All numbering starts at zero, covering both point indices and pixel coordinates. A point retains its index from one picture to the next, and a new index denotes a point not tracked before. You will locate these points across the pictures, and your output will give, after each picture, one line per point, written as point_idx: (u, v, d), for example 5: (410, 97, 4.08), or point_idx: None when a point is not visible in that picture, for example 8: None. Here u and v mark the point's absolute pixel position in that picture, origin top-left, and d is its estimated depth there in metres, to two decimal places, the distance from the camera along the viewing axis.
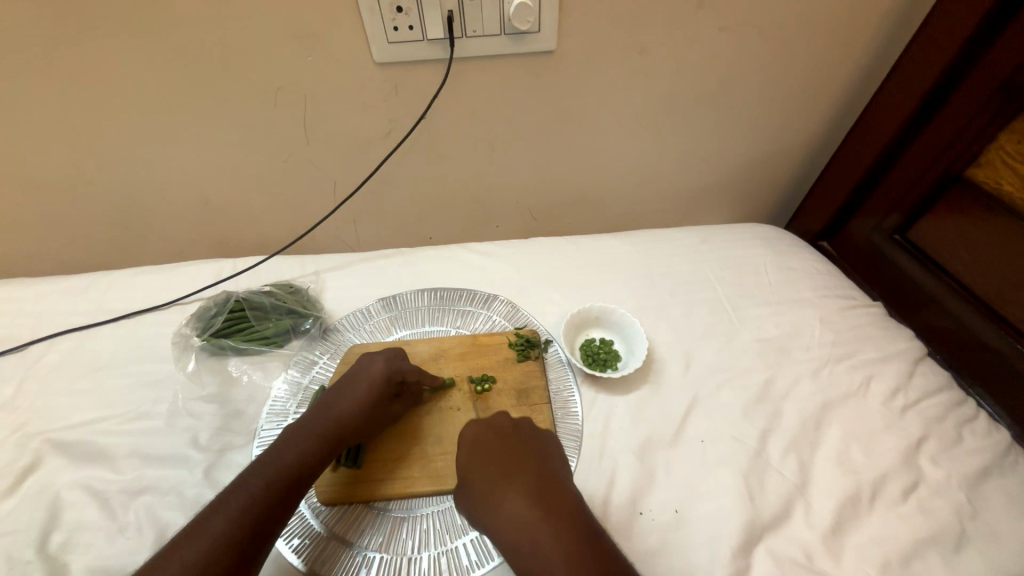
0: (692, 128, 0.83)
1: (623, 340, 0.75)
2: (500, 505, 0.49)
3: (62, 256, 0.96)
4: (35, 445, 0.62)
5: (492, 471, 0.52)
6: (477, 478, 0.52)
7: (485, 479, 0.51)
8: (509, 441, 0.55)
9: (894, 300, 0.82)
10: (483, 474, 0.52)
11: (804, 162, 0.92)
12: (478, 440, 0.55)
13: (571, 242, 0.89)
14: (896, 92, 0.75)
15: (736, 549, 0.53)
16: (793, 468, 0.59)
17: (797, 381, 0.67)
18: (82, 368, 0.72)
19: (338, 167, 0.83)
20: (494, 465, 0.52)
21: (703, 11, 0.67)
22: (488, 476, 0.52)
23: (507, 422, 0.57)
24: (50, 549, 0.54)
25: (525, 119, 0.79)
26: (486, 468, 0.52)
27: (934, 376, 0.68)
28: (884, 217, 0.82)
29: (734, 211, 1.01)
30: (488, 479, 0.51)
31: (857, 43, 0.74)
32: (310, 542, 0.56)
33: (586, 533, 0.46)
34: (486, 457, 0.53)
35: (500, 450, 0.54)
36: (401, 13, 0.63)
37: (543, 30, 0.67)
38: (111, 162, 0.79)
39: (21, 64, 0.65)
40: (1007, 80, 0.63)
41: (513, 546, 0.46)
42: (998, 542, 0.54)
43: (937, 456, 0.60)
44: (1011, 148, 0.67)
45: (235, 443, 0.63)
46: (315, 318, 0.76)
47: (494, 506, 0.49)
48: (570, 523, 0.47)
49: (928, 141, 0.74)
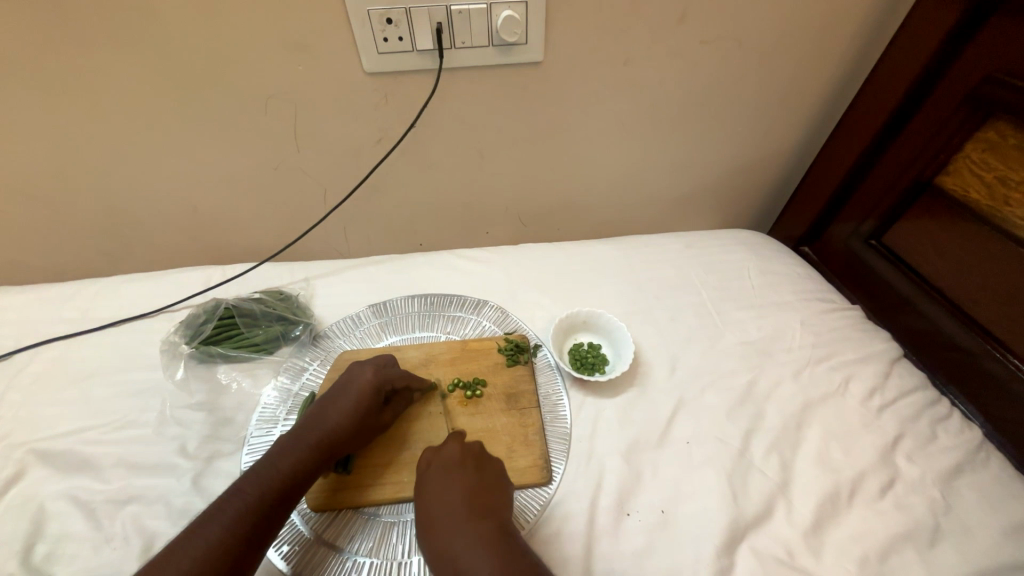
0: (677, 135, 0.86)
1: (611, 344, 0.77)
2: (443, 538, 0.49)
3: (47, 264, 0.95)
4: (19, 456, 0.61)
5: (437, 501, 0.52)
6: (426, 516, 0.52)
7: (430, 510, 0.52)
8: (455, 475, 0.54)
9: (872, 303, 0.85)
10: (429, 508, 0.52)
11: (785, 168, 0.95)
12: (429, 469, 0.56)
13: (560, 249, 0.90)
14: (871, 99, 0.78)
15: (722, 548, 0.54)
16: (775, 467, 0.61)
17: (780, 383, 0.69)
18: (68, 377, 0.71)
19: (329, 174, 0.83)
20: (441, 497, 0.52)
21: (685, 24, 0.70)
22: (435, 510, 0.52)
23: (456, 453, 0.57)
24: (35, 560, 0.53)
25: (513, 127, 0.80)
26: (435, 501, 0.52)
27: (909, 377, 0.71)
28: (860, 222, 0.85)
29: (718, 217, 1.04)
30: (435, 513, 0.51)
31: (833, 55, 0.77)
32: (299, 548, 0.56)
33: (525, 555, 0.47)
34: (433, 490, 0.53)
35: (447, 481, 0.54)
36: (391, 24, 0.64)
37: (530, 42, 0.68)
38: (99, 169, 0.79)
39: (8, 70, 0.65)
40: (972, 90, 0.66)
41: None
42: (971, 535, 0.56)
43: (912, 454, 0.62)
44: (978, 157, 0.69)
45: (224, 451, 0.63)
46: (306, 324, 0.76)
47: (434, 534, 0.50)
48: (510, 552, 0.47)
49: (902, 149, 0.77)
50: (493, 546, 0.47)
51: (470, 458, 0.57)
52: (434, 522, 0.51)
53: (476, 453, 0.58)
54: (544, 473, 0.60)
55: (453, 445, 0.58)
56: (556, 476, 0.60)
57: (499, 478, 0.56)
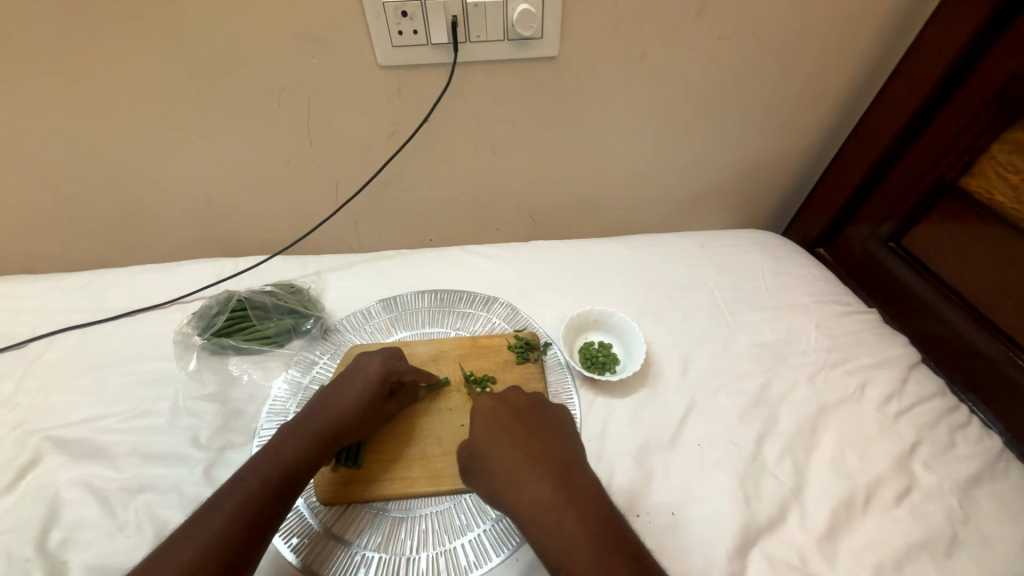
0: (692, 132, 0.84)
1: (622, 343, 0.76)
2: (530, 481, 0.49)
3: (62, 254, 0.96)
4: (35, 443, 0.62)
5: (519, 448, 0.52)
6: (504, 460, 0.51)
7: (512, 453, 0.51)
8: (531, 420, 0.55)
9: (889, 306, 0.83)
10: (509, 453, 0.51)
11: (802, 168, 0.93)
12: (500, 415, 0.55)
13: (572, 246, 0.90)
14: (894, 98, 0.76)
15: (732, 552, 0.54)
16: (788, 472, 0.60)
17: (793, 386, 0.68)
18: (82, 366, 0.72)
19: (341, 168, 0.83)
20: (525, 442, 0.52)
21: (704, 19, 0.68)
22: (516, 453, 0.51)
23: (524, 400, 0.58)
24: (50, 546, 0.54)
25: (526, 123, 0.80)
26: (517, 446, 0.52)
27: (927, 383, 0.69)
28: (879, 225, 0.84)
29: (732, 216, 1.02)
30: (518, 456, 0.51)
31: (856, 51, 0.75)
32: (308, 540, 0.56)
33: (602, 503, 0.48)
34: (510, 435, 0.53)
35: (523, 427, 0.54)
36: (406, 17, 0.63)
37: (546, 36, 0.67)
38: (113, 160, 0.79)
39: (25, 60, 0.65)
40: (1000, 90, 0.65)
41: (536, 528, 0.46)
42: (989, 546, 0.55)
43: (929, 461, 0.61)
44: (1004, 159, 0.67)
45: (235, 442, 0.64)
46: (316, 318, 0.77)
47: (519, 478, 0.49)
48: (599, 506, 0.48)
49: (923, 150, 0.75)
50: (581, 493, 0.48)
51: (538, 406, 0.58)
52: (517, 464, 0.50)
53: (543, 405, 0.58)
54: None
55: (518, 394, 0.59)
56: None
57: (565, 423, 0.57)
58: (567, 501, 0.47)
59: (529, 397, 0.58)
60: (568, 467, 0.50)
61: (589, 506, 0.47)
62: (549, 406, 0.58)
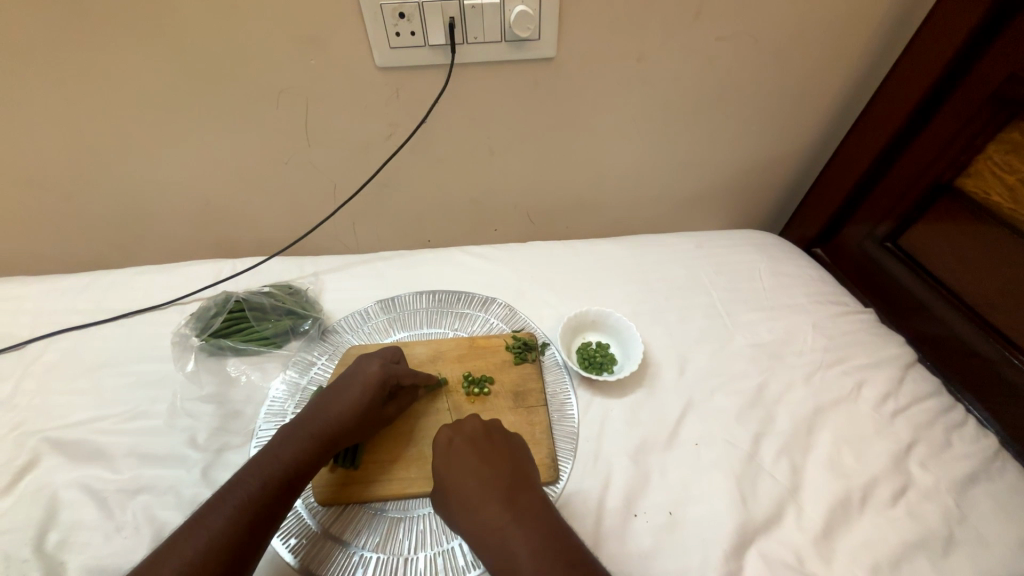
0: (689, 133, 0.84)
1: (619, 344, 0.76)
2: (484, 512, 0.50)
3: (61, 255, 0.96)
4: (32, 444, 0.62)
5: (471, 480, 0.52)
6: (458, 494, 0.52)
7: (463, 486, 0.52)
8: (484, 448, 0.55)
9: (886, 306, 0.83)
10: (461, 486, 0.52)
11: (799, 168, 0.93)
12: (452, 445, 0.55)
13: (570, 247, 0.90)
14: (890, 99, 0.76)
15: (729, 551, 0.54)
16: (785, 472, 0.60)
17: (790, 386, 0.68)
18: (80, 367, 0.72)
19: (339, 169, 0.83)
20: (478, 473, 0.52)
21: (701, 20, 0.69)
22: (468, 485, 0.52)
23: (479, 427, 0.57)
24: (47, 547, 0.54)
25: (524, 124, 0.80)
26: (469, 477, 0.52)
27: (924, 382, 0.70)
28: (876, 225, 0.84)
29: (729, 217, 1.03)
30: (469, 489, 0.52)
31: (852, 52, 0.75)
32: (306, 541, 0.56)
33: (556, 528, 0.49)
34: (462, 466, 0.53)
35: (477, 455, 0.54)
36: (403, 18, 0.64)
37: (543, 38, 0.68)
38: (111, 161, 0.79)
39: (23, 61, 0.65)
40: (997, 90, 0.65)
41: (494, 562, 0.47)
42: (985, 545, 0.55)
43: (926, 460, 0.61)
44: (1001, 158, 0.67)
45: (233, 443, 0.64)
46: (314, 318, 0.77)
47: (473, 511, 0.50)
48: (555, 531, 0.48)
49: (920, 150, 0.75)
50: (534, 520, 0.49)
51: (493, 433, 0.57)
52: (470, 497, 0.51)
53: (498, 431, 0.58)
54: (550, 472, 0.59)
55: (473, 422, 0.58)
56: (563, 475, 0.60)
57: (520, 451, 0.57)
58: (517, 529, 0.48)
59: (489, 424, 0.58)
60: (521, 495, 0.51)
61: (544, 532, 0.48)
62: (503, 434, 0.57)
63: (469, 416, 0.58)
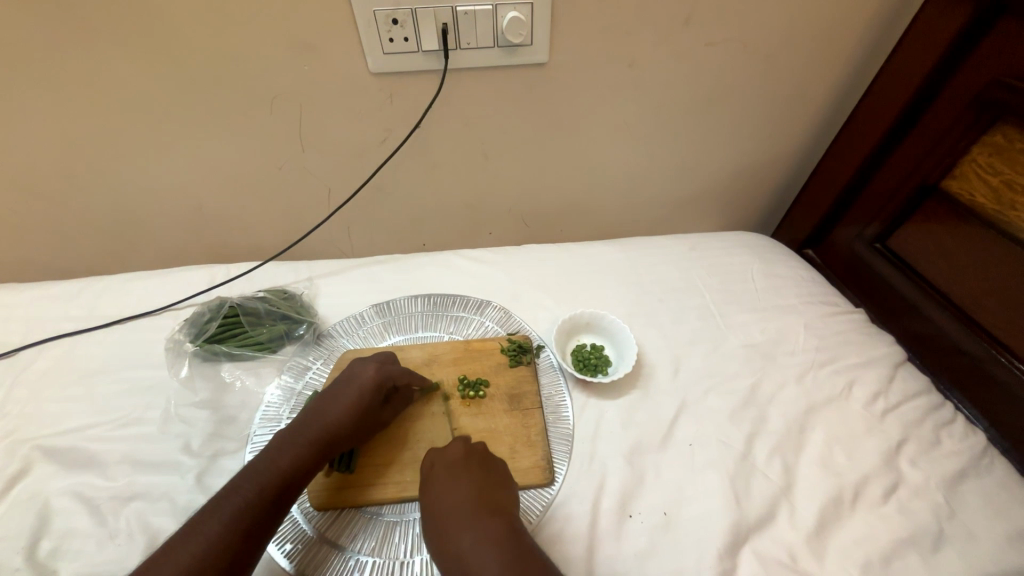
0: (680, 137, 0.85)
1: (613, 346, 0.77)
2: (451, 531, 0.49)
3: (53, 261, 0.95)
4: (24, 452, 0.62)
5: (445, 502, 0.52)
6: (433, 516, 0.51)
7: (437, 508, 0.52)
8: (461, 471, 0.55)
9: (876, 306, 0.84)
10: (437, 509, 0.52)
11: (790, 170, 0.95)
12: (433, 470, 0.56)
13: (564, 250, 0.90)
14: (877, 102, 0.78)
15: (724, 550, 0.54)
16: (777, 471, 0.61)
17: (783, 386, 0.69)
18: (73, 374, 0.71)
19: (333, 174, 0.84)
20: (451, 495, 0.52)
21: (691, 25, 0.70)
22: (442, 507, 0.51)
23: (460, 450, 0.57)
24: (40, 556, 0.54)
25: (517, 128, 0.81)
26: (443, 498, 0.52)
27: (913, 381, 0.71)
28: (865, 226, 0.85)
29: (721, 219, 1.04)
30: (443, 509, 0.51)
31: (839, 57, 0.77)
32: (301, 546, 0.56)
33: (522, 545, 0.47)
34: (438, 489, 0.53)
35: (453, 477, 0.54)
36: (396, 25, 0.64)
37: (535, 43, 0.68)
38: (104, 167, 0.79)
39: (16, 68, 0.65)
40: (980, 94, 0.66)
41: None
42: (975, 541, 0.55)
43: (916, 458, 0.62)
44: (985, 161, 0.69)
45: (227, 449, 0.64)
46: (309, 323, 0.76)
47: (443, 533, 0.49)
48: (521, 547, 0.47)
49: (907, 153, 0.76)
50: (500, 536, 0.47)
51: (474, 458, 0.57)
52: (441, 518, 0.50)
53: (484, 453, 0.58)
54: (545, 475, 0.60)
55: (458, 443, 0.58)
56: (558, 477, 0.60)
57: (502, 474, 0.56)
58: (479, 544, 0.47)
59: (471, 449, 0.58)
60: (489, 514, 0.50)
61: (507, 546, 0.46)
62: (486, 456, 0.57)
63: (454, 441, 0.59)
